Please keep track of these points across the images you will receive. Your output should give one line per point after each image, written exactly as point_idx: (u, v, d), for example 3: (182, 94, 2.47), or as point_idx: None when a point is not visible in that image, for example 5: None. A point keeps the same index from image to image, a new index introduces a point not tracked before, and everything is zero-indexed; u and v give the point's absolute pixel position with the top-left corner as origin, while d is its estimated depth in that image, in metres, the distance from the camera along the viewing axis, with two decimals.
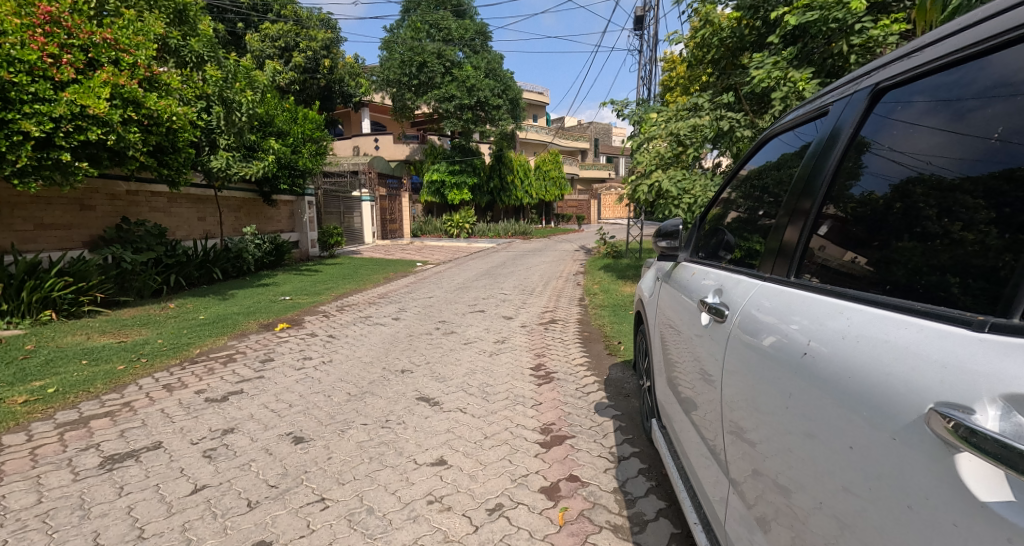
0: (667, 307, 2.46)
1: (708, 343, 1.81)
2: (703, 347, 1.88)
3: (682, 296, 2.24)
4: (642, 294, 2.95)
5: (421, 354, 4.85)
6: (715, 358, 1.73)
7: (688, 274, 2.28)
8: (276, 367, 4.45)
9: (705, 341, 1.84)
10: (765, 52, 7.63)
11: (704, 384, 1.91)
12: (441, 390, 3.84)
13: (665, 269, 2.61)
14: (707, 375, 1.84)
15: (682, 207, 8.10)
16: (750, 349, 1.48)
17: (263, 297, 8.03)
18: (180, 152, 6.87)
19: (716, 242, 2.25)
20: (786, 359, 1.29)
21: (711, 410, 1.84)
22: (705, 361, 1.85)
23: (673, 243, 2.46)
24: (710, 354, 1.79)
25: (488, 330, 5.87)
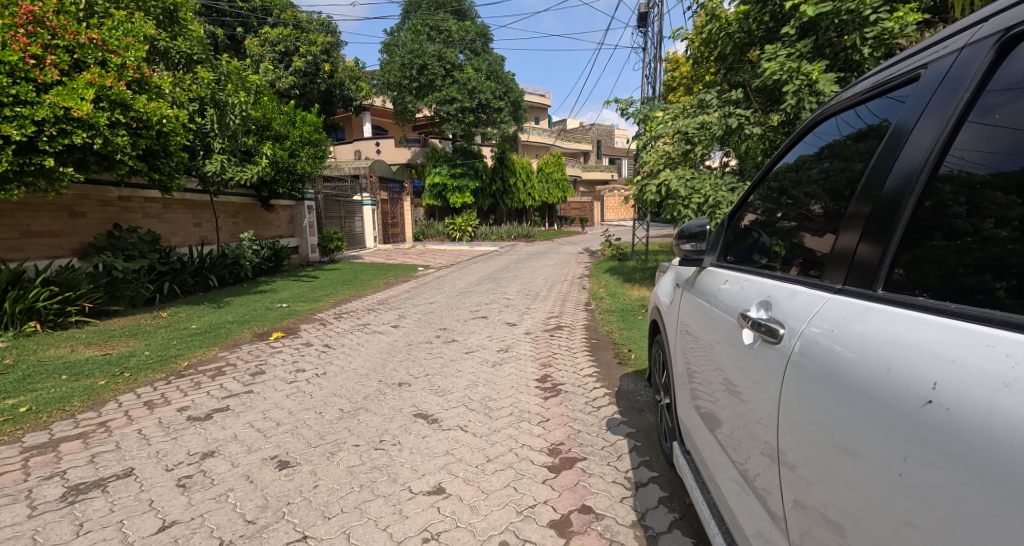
0: (689, 315, 2.18)
1: (740, 351, 1.54)
2: (732, 355, 1.61)
3: (708, 301, 1.95)
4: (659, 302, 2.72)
5: (421, 364, 4.60)
6: (750, 369, 1.47)
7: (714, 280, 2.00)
8: (266, 381, 4.20)
9: (737, 350, 1.57)
10: (775, 47, 7.39)
11: (728, 392, 1.67)
12: (441, 405, 3.58)
13: (687, 275, 2.34)
14: (736, 384, 1.60)
15: (692, 207, 7.82)
16: (809, 371, 1.17)
17: (260, 305, 7.80)
18: (172, 156, 6.66)
19: (748, 244, 1.99)
20: (877, 393, 0.99)
21: (739, 423, 1.61)
22: (735, 369, 1.60)
23: (700, 245, 2.16)
24: (743, 364, 1.53)
25: (491, 338, 5.61)
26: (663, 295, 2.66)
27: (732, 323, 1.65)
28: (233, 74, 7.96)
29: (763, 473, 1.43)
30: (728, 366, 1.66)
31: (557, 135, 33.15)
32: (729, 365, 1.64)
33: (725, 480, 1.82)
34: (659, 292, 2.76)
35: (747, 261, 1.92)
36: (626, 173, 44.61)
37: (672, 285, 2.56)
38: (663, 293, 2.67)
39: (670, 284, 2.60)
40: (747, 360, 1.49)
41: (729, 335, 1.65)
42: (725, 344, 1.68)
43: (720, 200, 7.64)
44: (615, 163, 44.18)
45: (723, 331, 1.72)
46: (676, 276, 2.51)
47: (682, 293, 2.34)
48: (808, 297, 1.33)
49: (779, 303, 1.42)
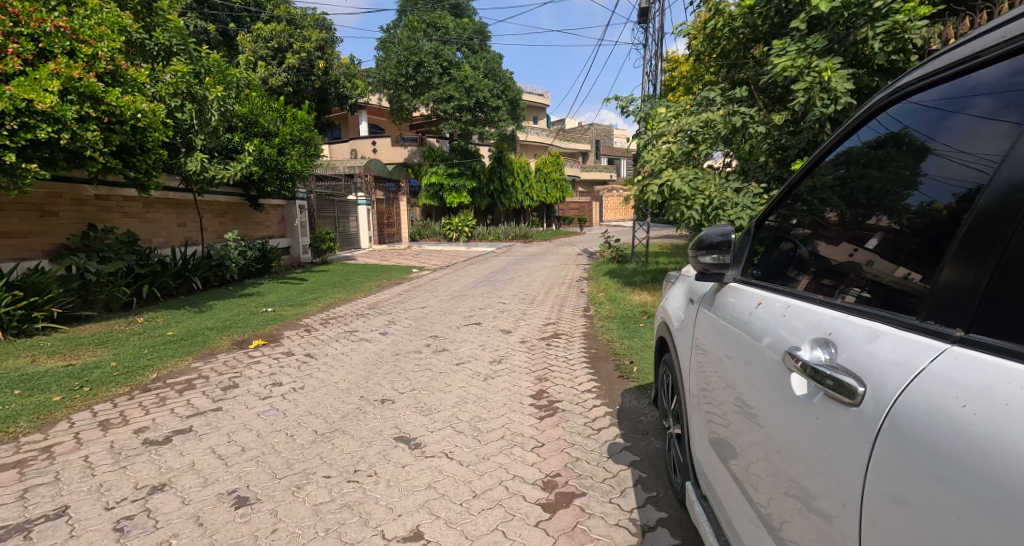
0: (705, 330, 1.87)
1: (775, 377, 1.28)
2: (761, 379, 1.35)
3: (730, 316, 1.66)
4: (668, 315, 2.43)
5: (407, 378, 4.28)
6: (785, 399, 1.22)
7: (738, 299, 1.69)
8: (238, 396, 3.87)
9: (770, 374, 1.31)
10: (782, 43, 7.10)
11: (749, 416, 1.44)
12: (425, 427, 3.26)
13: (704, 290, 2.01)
14: (761, 411, 1.36)
15: (695, 208, 7.51)
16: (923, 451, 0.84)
17: (244, 309, 7.47)
18: (150, 153, 6.34)
19: (781, 256, 1.69)
20: None
21: (759, 453, 1.39)
22: (761, 393, 1.35)
23: (722, 258, 1.83)
24: (776, 392, 1.26)
25: (484, 348, 5.29)
26: (674, 303, 2.37)
27: (765, 347, 1.37)
28: (213, 67, 7.63)
29: (795, 529, 1.18)
30: (751, 389, 1.41)
31: (555, 134, 32.83)
32: (755, 389, 1.39)
33: (735, 513, 1.60)
34: (670, 301, 2.47)
35: (777, 277, 1.64)
36: (625, 173, 44.29)
37: (685, 292, 2.28)
38: (674, 301, 2.39)
39: (683, 292, 2.31)
40: (783, 388, 1.23)
41: (759, 358, 1.38)
42: (751, 365, 1.43)
43: (725, 201, 7.33)
44: (614, 163, 43.88)
45: (748, 352, 1.45)
46: (689, 286, 2.23)
47: (696, 299, 2.06)
48: (895, 339, 1.01)
49: (847, 340, 1.10)
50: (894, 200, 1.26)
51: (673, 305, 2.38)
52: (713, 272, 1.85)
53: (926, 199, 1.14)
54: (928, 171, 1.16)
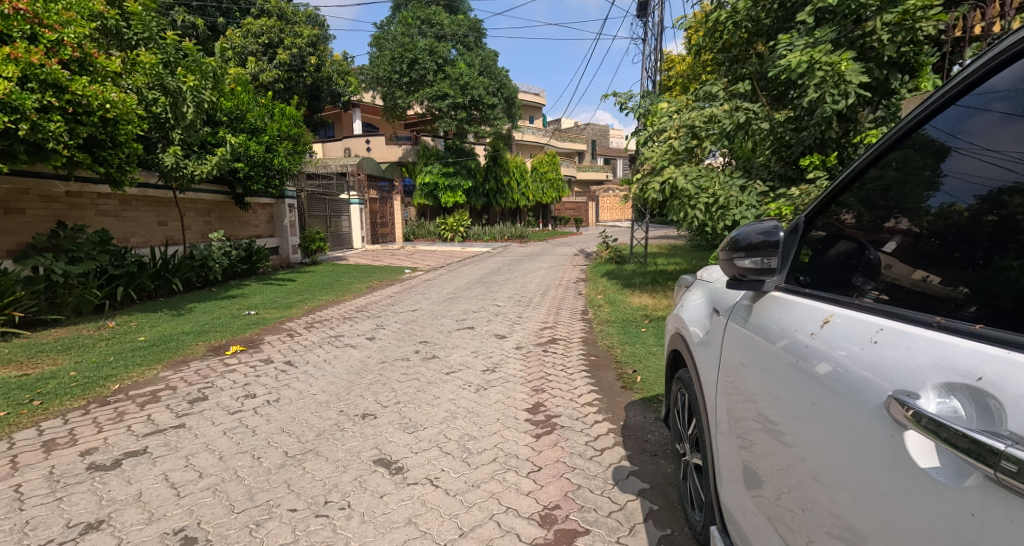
0: (733, 338, 1.59)
1: (813, 395, 1.13)
2: (795, 398, 1.20)
3: (761, 323, 1.43)
4: (685, 322, 2.11)
5: (392, 389, 3.94)
6: (828, 422, 1.07)
7: (794, 309, 1.34)
8: (204, 411, 3.52)
9: (807, 394, 1.16)
10: (789, 36, 6.78)
11: (774, 436, 1.29)
12: (409, 447, 2.93)
13: (736, 301, 1.66)
14: (793, 434, 1.20)
15: (699, 206, 7.17)
16: None
17: (225, 312, 7.11)
18: (122, 148, 6.00)
19: (847, 263, 1.35)
20: None
21: (787, 478, 1.23)
22: (795, 412, 1.20)
23: (763, 259, 1.49)
24: (826, 418, 1.08)
25: (476, 355, 4.96)
26: (688, 308, 2.12)
27: (800, 362, 1.20)
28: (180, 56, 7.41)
29: None
30: (780, 407, 1.26)
31: (551, 134, 32.49)
32: (786, 408, 1.23)
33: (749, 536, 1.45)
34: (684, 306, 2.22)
35: (839, 286, 1.31)
36: (621, 172, 44.12)
37: (702, 296, 2.03)
38: (688, 306, 2.14)
39: (700, 296, 2.05)
40: (825, 409, 1.09)
41: (791, 375, 1.22)
42: (780, 381, 1.27)
43: (730, 199, 7.03)
44: (610, 163, 43.58)
45: (778, 366, 1.29)
46: (709, 290, 1.97)
47: (712, 304, 1.86)
48: None
49: None
50: (914, 202, 1.19)
51: (687, 311, 2.11)
52: (751, 278, 1.52)
53: (948, 200, 1.09)
54: (949, 172, 1.11)
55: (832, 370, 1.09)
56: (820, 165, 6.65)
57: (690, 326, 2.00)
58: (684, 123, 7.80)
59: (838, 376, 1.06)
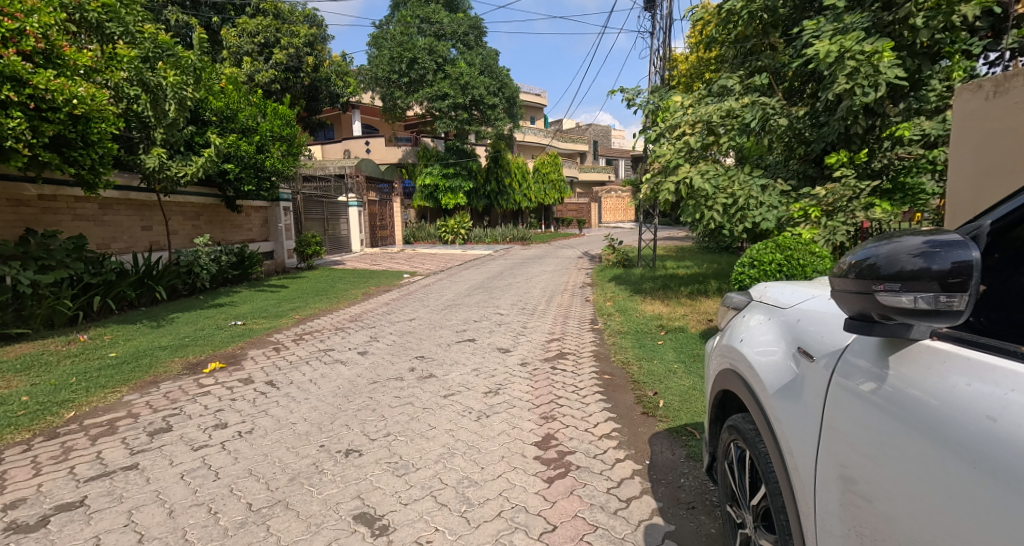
0: (848, 395, 1.16)
1: (872, 421, 1.08)
2: (855, 427, 1.13)
3: (917, 384, 1.01)
4: (745, 356, 1.65)
5: (383, 417, 3.48)
6: (906, 457, 1.00)
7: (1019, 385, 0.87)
8: (163, 445, 3.04)
9: (865, 420, 1.10)
10: (816, 22, 6.21)
11: (847, 488, 1.13)
12: (397, 497, 2.47)
13: (852, 347, 1.20)
14: (858, 471, 1.11)
15: (717, 207, 6.63)
16: None
17: (210, 323, 6.66)
18: (94, 147, 5.56)
19: None
20: None
21: None
22: (854, 445, 1.12)
23: (917, 291, 0.98)
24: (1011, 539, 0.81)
25: (477, 374, 4.48)
26: (749, 341, 1.67)
27: (849, 388, 1.16)
28: (153, 50, 6.99)
29: None
30: (854, 450, 1.12)
31: (552, 134, 31.99)
32: (841, 439, 1.16)
33: None
34: (738, 334, 1.78)
35: None
36: (624, 173, 43.61)
37: (771, 329, 1.59)
38: (748, 337, 1.69)
39: (769, 328, 1.60)
40: (898, 443, 1.02)
41: (848, 403, 1.16)
42: (849, 417, 1.15)
43: (751, 199, 6.57)
44: (612, 163, 43.06)
45: (911, 435, 0.99)
46: (787, 324, 1.52)
47: (790, 342, 1.46)
48: None
49: None
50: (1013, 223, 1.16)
51: (746, 344, 1.67)
52: (896, 321, 1.03)
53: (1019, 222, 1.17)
54: None
55: (896, 395, 1.04)
56: (845, 162, 6.35)
57: (758, 369, 1.54)
58: (700, 118, 7.17)
59: (883, 393, 1.07)
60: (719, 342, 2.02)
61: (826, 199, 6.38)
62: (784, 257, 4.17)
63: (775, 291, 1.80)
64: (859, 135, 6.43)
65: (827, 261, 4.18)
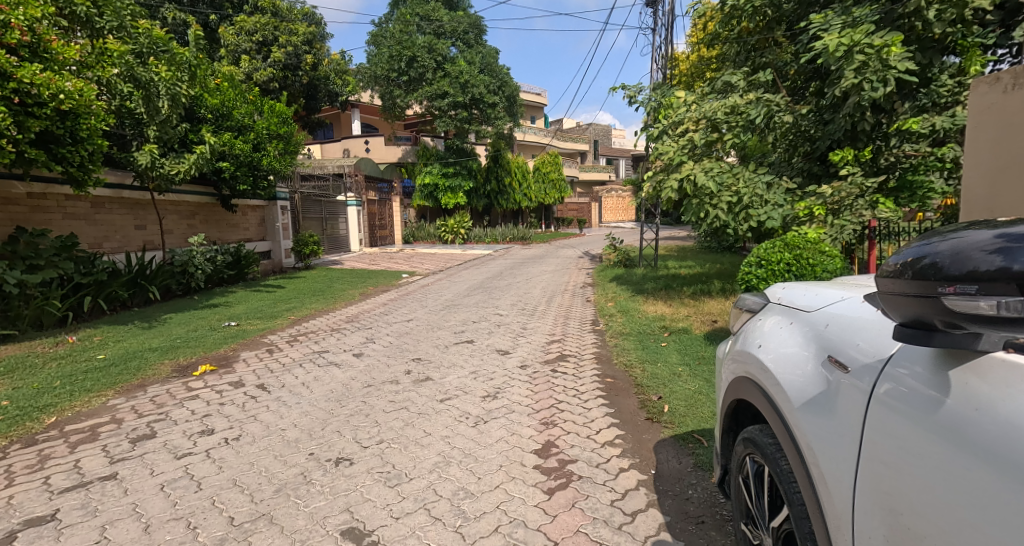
0: (894, 415, 1.03)
1: (915, 440, 0.97)
2: (901, 450, 1.00)
3: (980, 406, 0.88)
4: (765, 361, 1.52)
5: (377, 423, 3.34)
6: (967, 490, 0.87)
7: None
8: (146, 453, 2.90)
9: (906, 438, 0.99)
10: (823, 16, 6.07)
11: (891, 521, 1.00)
12: (388, 510, 2.33)
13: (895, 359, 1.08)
14: (905, 501, 0.98)
15: (722, 205, 6.48)
16: None
17: (203, 324, 6.52)
18: (83, 144, 5.43)
19: None
20: None
21: None
22: (893, 467, 1.01)
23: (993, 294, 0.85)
24: None
25: (476, 377, 4.35)
26: (769, 347, 1.54)
27: (882, 399, 1.07)
28: (149, 45, 6.80)
29: None
30: (900, 478, 0.99)
31: (553, 134, 31.86)
32: (884, 463, 1.03)
33: None
34: (757, 339, 1.65)
35: None
36: (624, 173, 43.47)
37: (796, 335, 1.47)
38: (768, 342, 1.56)
39: (793, 334, 1.48)
40: (956, 473, 0.89)
41: (876, 411, 1.07)
42: (894, 439, 1.02)
43: (756, 197, 6.42)
44: (613, 163, 42.90)
45: (975, 465, 0.86)
46: (814, 330, 1.39)
47: (818, 350, 1.34)
48: None
49: None
50: None
51: (767, 350, 1.54)
52: (964, 330, 0.90)
53: None
54: None
55: (954, 416, 0.91)
56: (852, 160, 6.21)
57: (780, 378, 1.42)
58: (703, 115, 7.06)
59: (927, 407, 0.96)
60: (733, 347, 1.89)
61: (833, 198, 6.21)
62: (792, 256, 4.03)
63: (796, 294, 1.68)
64: (865, 132, 6.30)
65: (838, 260, 3.98)
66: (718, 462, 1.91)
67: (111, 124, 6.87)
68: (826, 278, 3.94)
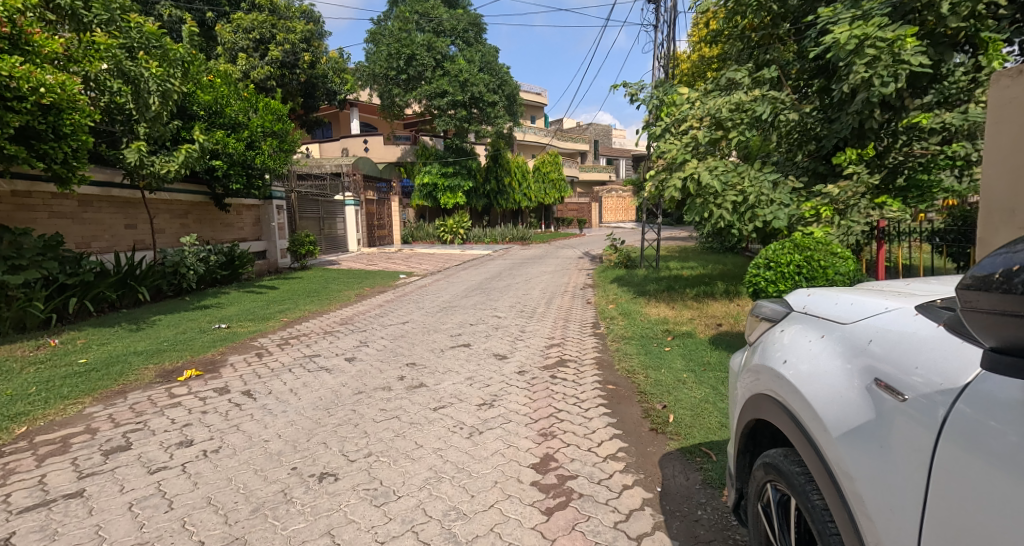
0: (971, 457, 0.88)
1: (1005, 493, 0.82)
2: (984, 503, 0.84)
3: None
4: (795, 372, 1.37)
5: (366, 434, 3.16)
6: None
7: None
8: (118, 467, 2.72)
9: (993, 489, 0.83)
10: (831, 9, 5.89)
11: None
12: (372, 534, 2.15)
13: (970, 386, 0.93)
14: None
15: (727, 205, 6.28)
16: None
17: (192, 326, 6.34)
18: (66, 141, 5.24)
19: None
20: None
21: None
22: (974, 522, 0.86)
23: None
24: None
25: (471, 384, 4.17)
26: (797, 362, 1.38)
27: (954, 438, 0.91)
28: (139, 41, 6.58)
29: None
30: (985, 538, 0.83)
31: (553, 134, 31.71)
32: (962, 516, 0.88)
33: None
34: (780, 352, 1.49)
35: None
36: (624, 173, 43.29)
37: (830, 351, 1.31)
38: (796, 357, 1.40)
39: (826, 350, 1.32)
40: None
41: (945, 451, 0.92)
42: (974, 489, 0.86)
43: (762, 197, 6.22)
44: (613, 163, 42.76)
45: None
46: (853, 346, 1.24)
47: (862, 370, 1.18)
48: None
49: None
50: None
51: (795, 366, 1.38)
52: None
53: None
54: None
55: None
56: (855, 160, 6.04)
57: (814, 396, 1.26)
58: (708, 112, 6.92)
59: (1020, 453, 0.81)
60: (750, 359, 1.72)
61: (840, 198, 6.05)
62: (803, 258, 3.82)
63: (822, 302, 1.52)
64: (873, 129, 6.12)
65: (850, 262, 3.78)
66: (733, 487, 1.74)
67: (99, 120, 6.65)
68: (838, 281, 3.73)
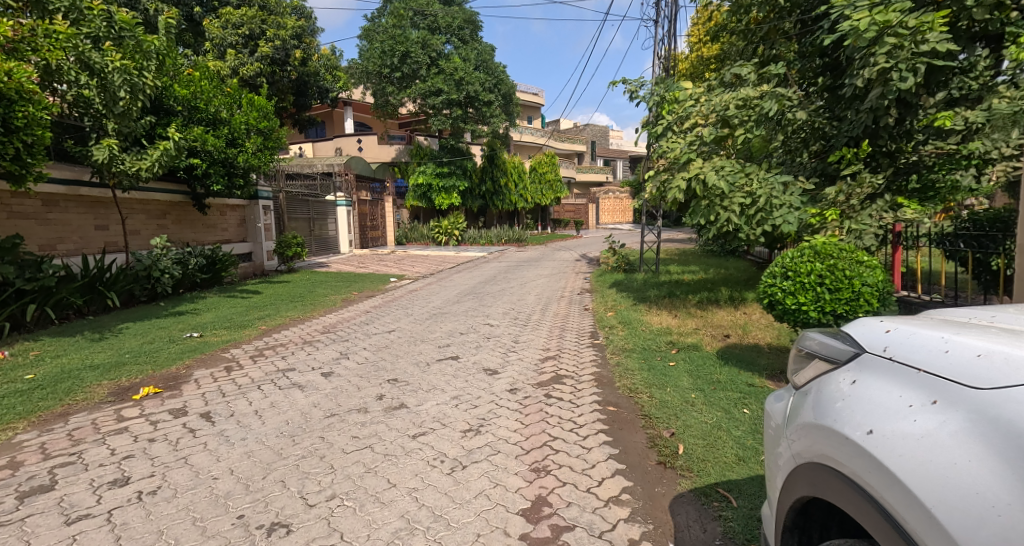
0: None
1: None
2: None
3: None
4: (898, 446, 1.05)
5: (332, 469, 2.76)
6: None
7: None
8: (31, 515, 2.30)
9: None
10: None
11: None
12: None
13: None
14: None
15: (735, 207, 5.87)
16: None
17: (161, 335, 5.90)
18: (16, 136, 4.79)
19: None
20: None
21: None
22: None
23: None
24: None
25: (457, 405, 3.76)
26: (897, 437, 1.06)
27: None
28: (105, 30, 6.11)
29: None
30: None
31: (549, 134, 31.31)
32: None
33: None
34: (856, 416, 1.16)
35: None
36: (621, 175, 42.96)
37: (952, 431, 0.99)
38: (887, 428, 1.08)
39: (947, 427, 1.00)
40: None
41: None
42: None
43: (773, 198, 5.79)
44: (610, 164, 42.45)
45: None
46: (1006, 435, 0.93)
47: None
48: None
49: None
50: None
51: (888, 444, 1.07)
52: None
53: None
54: None
55: None
56: (852, 159, 6.01)
57: (946, 495, 0.95)
58: (714, 109, 6.55)
59: None
60: (794, 414, 1.39)
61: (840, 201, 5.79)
62: (826, 267, 3.40)
63: (908, 345, 1.19)
64: (886, 128, 5.74)
65: (879, 272, 3.33)
66: None
67: (64, 113, 6.20)
68: (866, 293, 3.29)
